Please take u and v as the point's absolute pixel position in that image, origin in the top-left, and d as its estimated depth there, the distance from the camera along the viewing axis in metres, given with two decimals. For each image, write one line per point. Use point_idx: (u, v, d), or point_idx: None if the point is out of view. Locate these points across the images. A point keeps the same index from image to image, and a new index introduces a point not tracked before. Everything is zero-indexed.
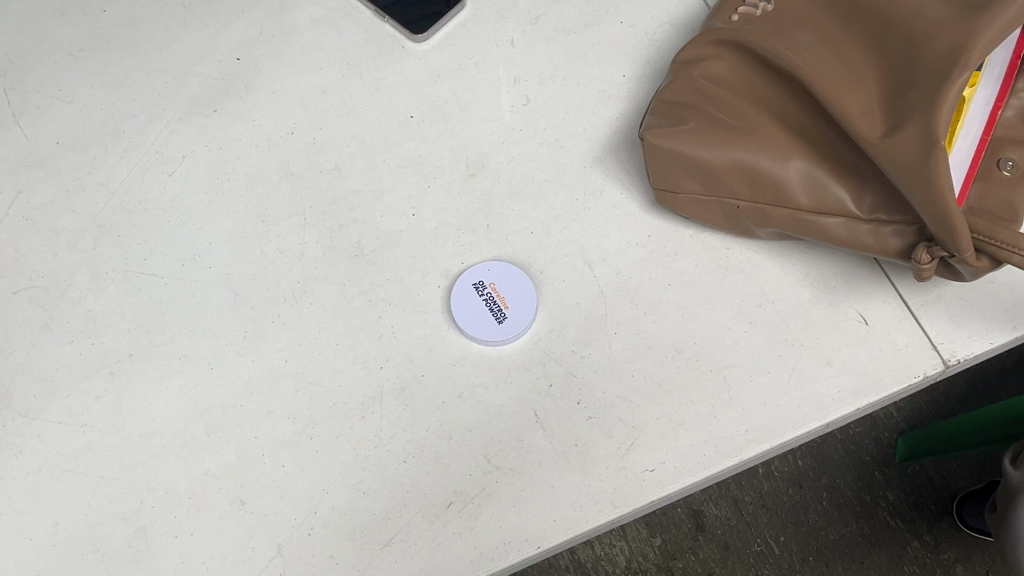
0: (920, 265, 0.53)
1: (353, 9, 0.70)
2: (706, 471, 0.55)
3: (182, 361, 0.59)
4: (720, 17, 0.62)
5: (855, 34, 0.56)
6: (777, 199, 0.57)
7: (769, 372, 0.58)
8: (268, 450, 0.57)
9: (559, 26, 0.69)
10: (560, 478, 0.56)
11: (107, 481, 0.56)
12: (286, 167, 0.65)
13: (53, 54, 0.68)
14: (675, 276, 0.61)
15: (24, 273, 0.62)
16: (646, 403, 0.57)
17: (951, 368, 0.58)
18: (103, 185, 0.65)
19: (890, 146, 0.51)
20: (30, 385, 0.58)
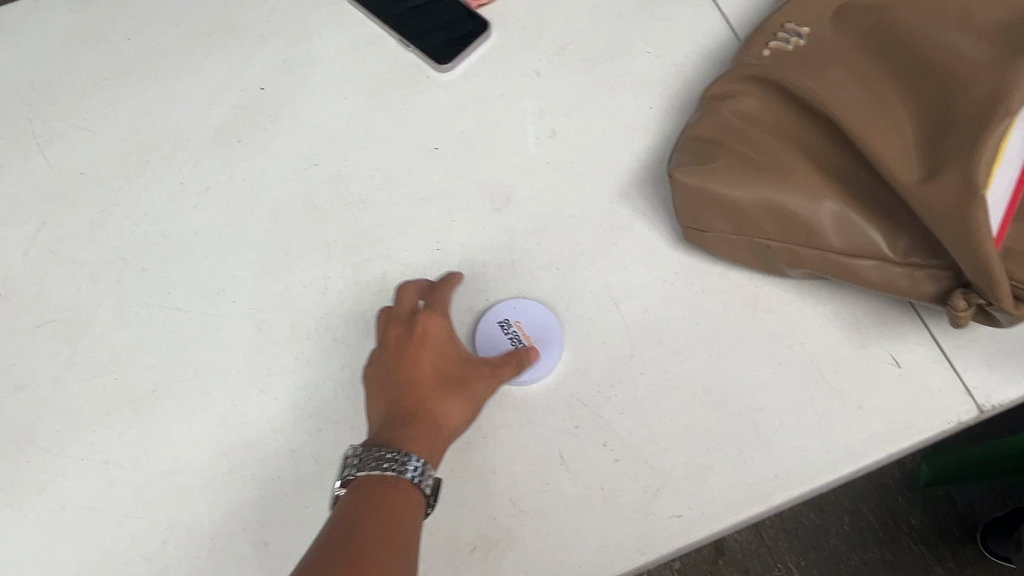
0: (957, 312, 0.52)
1: (378, 38, 0.70)
2: (734, 517, 0.55)
3: (205, 398, 0.59)
4: (751, 51, 0.61)
5: (890, 73, 0.55)
6: (808, 240, 0.56)
7: (799, 416, 0.57)
8: (291, 490, 0.56)
9: (585, 56, 0.69)
10: (585, 523, 0.55)
11: (131, 519, 0.56)
12: (310, 199, 0.65)
13: (78, 83, 0.68)
14: (702, 315, 0.60)
15: (48, 306, 0.62)
16: (673, 447, 0.56)
17: (985, 414, 0.57)
18: (128, 216, 0.64)
19: (926, 191, 0.50)
20: (54, 421, 0.58)
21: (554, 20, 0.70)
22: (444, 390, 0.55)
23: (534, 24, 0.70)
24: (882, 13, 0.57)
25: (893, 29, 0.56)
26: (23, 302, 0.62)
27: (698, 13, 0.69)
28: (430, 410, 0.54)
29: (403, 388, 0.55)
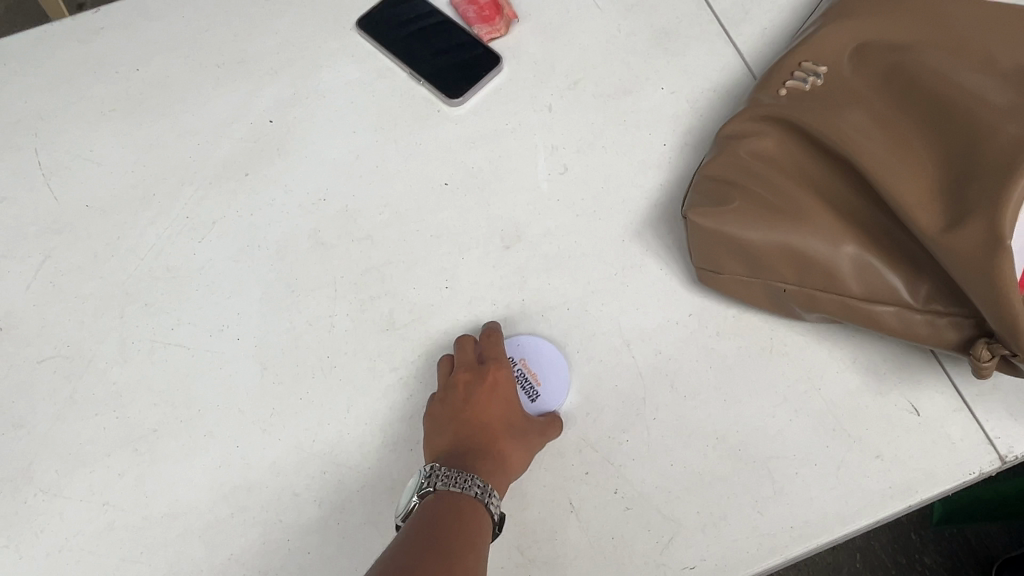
0: (980, 362, 0.50)
1: (389, 71, 0.69)
2: (749, 570, 0.53)
3: (208, 438, 0.57)
4: (768, 90, 0.60)
5: (910, 115, 0.54)
6: (826, 285, 0.54)
7: (815, 465, 0.55)
8: (294, 536, 0.55)
9: (598, 91, 0.68)
10: (595, 574, 0.53)
11: (129, 564, 0.54)
12: (317, 235, 0.64)
13: (85, 115, 0.68)
14: (717, 359, 0.58)
15: (49, 342, 0.61)
16: (686, 495, 0.55)
17: (1008, 465, 0.56)
18: (133, 251, 0.63)
19: (949, 239, 0.48)
20: (52, 461, 0.57)
21: (566, 55, 0.69)
22: (512, 436, 0.55)
23: (546, 58, 0.69)
24: (903, 56, 0.56)
25: (916, 71, 0.55)
26: (24, 337, 0.61)
27: (711, 50, 0.69)
28: (499, 451, 0.54)
29: (472, 426, 0.55)
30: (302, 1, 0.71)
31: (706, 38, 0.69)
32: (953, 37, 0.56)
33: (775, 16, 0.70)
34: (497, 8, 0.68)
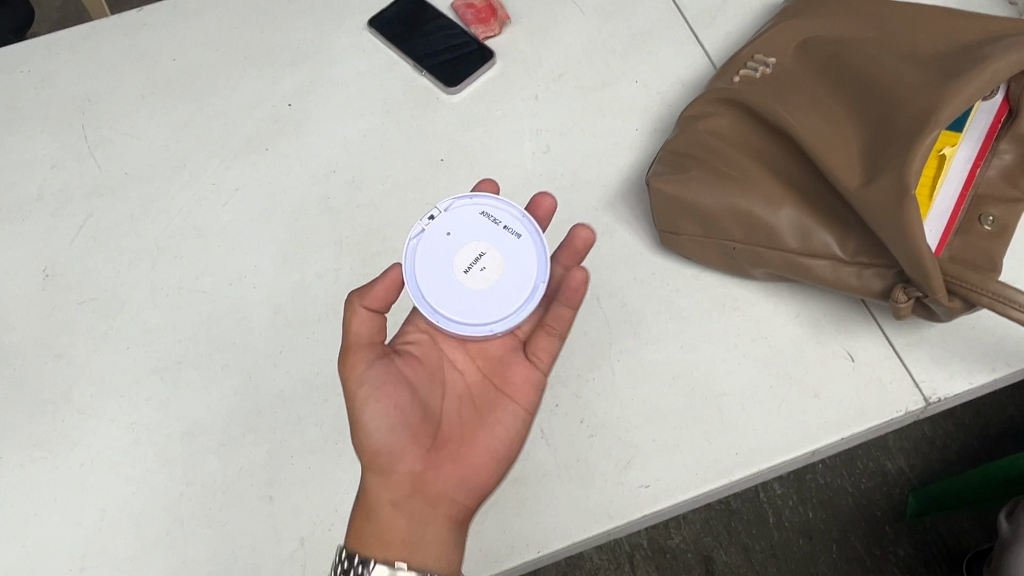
0: (897, 304, 0.58)
1: (395, 64, 0.78)
2: (697, 489, 0.60)
3: (225, 370, 0.65)
4: (724, 78, 0.69)
5: (842, 100, 0.63)
6: (768, 242, 0.62)
7: (759, 402, 0.62)
8: (298, 452, 0.62)
9: (579, 84, 0.77)
10: (561, 490, 0.60)
11: (152, 474, 0.62)
12: (327, 202, 0.72)
13: (127, 97, 0.77)
14: (675, 311, 0.66)
15: (89, 286, 0.69)
16: (644, 425, 0.62)
17: (932, 406, 0.62)
18: (164, 212, 0.72)
19: (868, 195, 0.57)
20: (88, 386, 0.65)
21: (553, 53, 0.78)
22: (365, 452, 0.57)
23: (535, 55, 0.78)
24: (837, 47, 0.65)
25: (849, 61, 0.64)
26: (67, 282, 0.69)
27: (682, 50, 0.77)
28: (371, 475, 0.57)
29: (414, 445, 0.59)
30: (321, 4, 0.80)
31: (677, 40, 0.78)
32: (880, 31, 0.65)
33: (740, 23, 0.79)
34: (492, 12, 0.78)
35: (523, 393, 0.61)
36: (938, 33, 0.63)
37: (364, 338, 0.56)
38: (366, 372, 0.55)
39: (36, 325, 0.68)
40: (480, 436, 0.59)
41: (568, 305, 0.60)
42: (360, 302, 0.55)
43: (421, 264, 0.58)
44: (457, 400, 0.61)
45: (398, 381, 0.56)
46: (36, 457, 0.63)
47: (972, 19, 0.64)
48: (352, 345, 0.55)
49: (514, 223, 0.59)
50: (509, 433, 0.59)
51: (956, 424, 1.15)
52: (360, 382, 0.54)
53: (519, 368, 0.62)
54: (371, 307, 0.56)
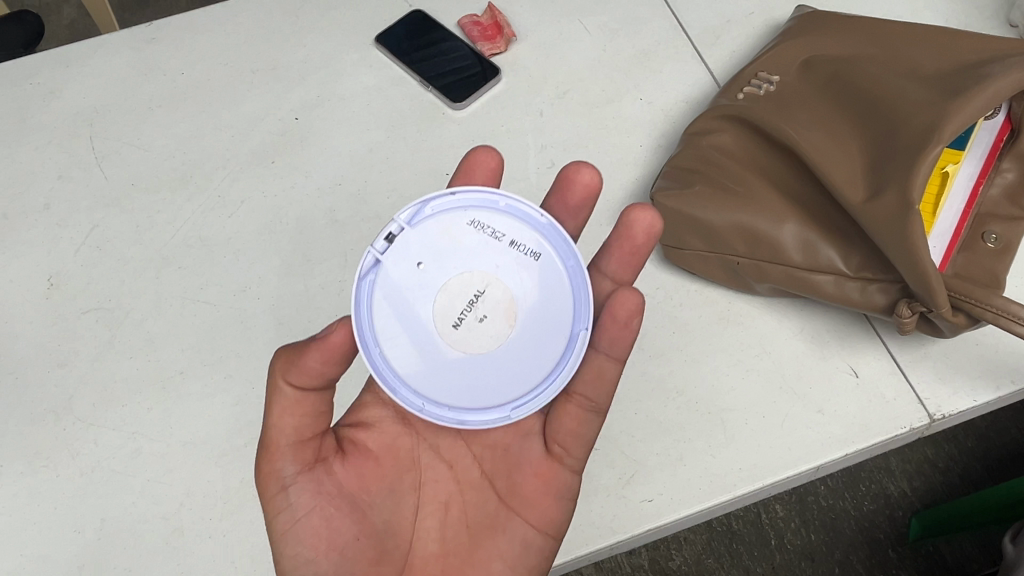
0: (902, 319, 0.58)
1: (402, 80, 0.79)
2: (700, 504, 0.59)
3: (227, 380, 0.65)
4: (727, 94, 0.69)
5: (846, 117, 0.64)
6: (772, 257, 0.63)
7: (763, 416, 0.62)
8: None
9: (584, 100, 0.77)
10: None
11: (153, 483, 0.62)
12: (333, 215, 0.73)
13: (135, 109, 0.77)
14: (679, 325, 0.66)
15: (94, 295, 0.69)
16: (646, 439, 0.62)
17: (936, 423, 0.62)
18: (170, 223, 0.72)
19: (871, 210, 0.57)
20: (91, 395, 0.65)
21: (558, 70, 0.79)
22: None
23: (540, 72, 0.79)
24: (840, 65, 0.66)
25: (852, 78, 0.65)
26: (72, 291, 0.69)
27: (685, 69, 0.78)
28: None
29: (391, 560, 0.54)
30: (329, 20, 0.81)
31: (681, 58, 0.79)
32: (883, 49, 0.66)
33: (743, 42, 0.80)
34: (498, 29, 0.79)
35: (528, 510, 0.56)
36: (940, 52, 0.64)
37: (286, 443, 0.50)
38: (284, 495, 0.50)
39: (40, 333, 0.68)
40: (463, 569, 0.54)
41: (611, 356, 0.56)
42: (281, 380, 0.50)
43: (393, 309, 0.49)
44: (441, 510, 0.56)
45: (330, 507, 0.51)
46: (37, 466, 0.63)
47: (975, 38, 0.64)
48: (272, 446, 0.50)
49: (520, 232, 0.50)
50: (502, 563, 0.55)
51: (959, 448, 1.15)
52: (281, 507, 0.50)
53: (531, 468, 0.57)
54: (290, 384, 0.50)
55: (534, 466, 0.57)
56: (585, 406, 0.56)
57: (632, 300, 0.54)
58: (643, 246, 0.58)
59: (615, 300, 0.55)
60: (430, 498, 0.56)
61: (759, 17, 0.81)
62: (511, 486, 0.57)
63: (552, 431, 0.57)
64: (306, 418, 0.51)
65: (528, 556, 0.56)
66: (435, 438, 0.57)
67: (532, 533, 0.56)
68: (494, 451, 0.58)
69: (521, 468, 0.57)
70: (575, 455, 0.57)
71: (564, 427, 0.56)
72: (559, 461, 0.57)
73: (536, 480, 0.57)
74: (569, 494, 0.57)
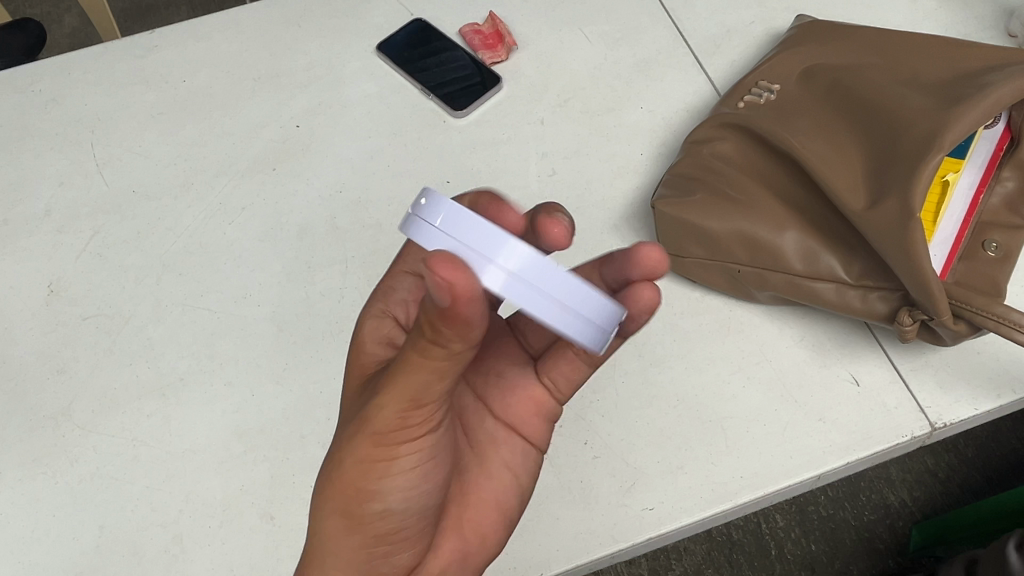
0: (903, 327, 0.58)
1: (403, 87, 0.79)
2: (701, 513, 0.59)
3: (227, 387, 0.65)
4: (728, 102, 0.69)
5: (848, 125, 0.64)
6: (773, 265, 0.63)
7: (765, 425, 0.62)
8: (299, 470, 0.62)
9: (585, 108, 0.77)
10: (564, 511, 0.60)
11: (151, 491, 0.62)
12: (333, 221, 0.73)
13: (137, 116, 0.77)
14: (680, 333, 0.65)
15: (94, 302, 0.69)
16: (648, 447, 0.61)
17: (938, 431, 0.62)
18: (170, 230, 0.72)
19: (873, 218, 0.57)
20: (90, 402, 0.65)
21: (559, 78, 0.79)
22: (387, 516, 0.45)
23: (541, 81, 0.79)
24: (841, 75, 0.66)
25: (853, 87, 0.65)
26: (72, 298, 0.69)
27: (686, 77, 0.78)
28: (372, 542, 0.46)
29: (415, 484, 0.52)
30: (331, 28, 0.82)
31: (681, 67, 0.79)
32: (883, 58, 0.66)
33: (744, 52, 0.80)
34: (499, 38, 0.80)
35: (533, 433, 0.54)
36: (941, 62, 0.64)
37: (435, 396, 0.40)
38: (428, 437, 0.43)
39: (40, 340, 0.67)
40: (482, 482, 0.54)
41: (593, 357, 0.53)
42: (456, 346, 0.37)
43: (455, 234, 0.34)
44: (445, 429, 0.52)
45: (440, 444, 0.45)
46: (35, 473, 0.62)
47: (976, 49, 0.65)
48: (420, 398, 0.40)
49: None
50: (513, 476, 0.53)
51: (960, 458, 1.14)
52: (413, 448, 0.43)
53: None
54: (462, 351, 0.37)
55: (530, 392, 0.54)
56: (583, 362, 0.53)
57: (633, 319, 0.52)
58: (606, 358, 0.53)
59: (617, 313, 0.52)
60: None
61: (759, 27, 0.81)
62: (505, 405, 0.54)
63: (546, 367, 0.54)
64: None
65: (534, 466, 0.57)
66: None
67: (536, 451, 0.55)
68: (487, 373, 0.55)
69: (515, 391, 0.54)
70: (565, 394, 0.55)
71: (559, 368, 0.53)
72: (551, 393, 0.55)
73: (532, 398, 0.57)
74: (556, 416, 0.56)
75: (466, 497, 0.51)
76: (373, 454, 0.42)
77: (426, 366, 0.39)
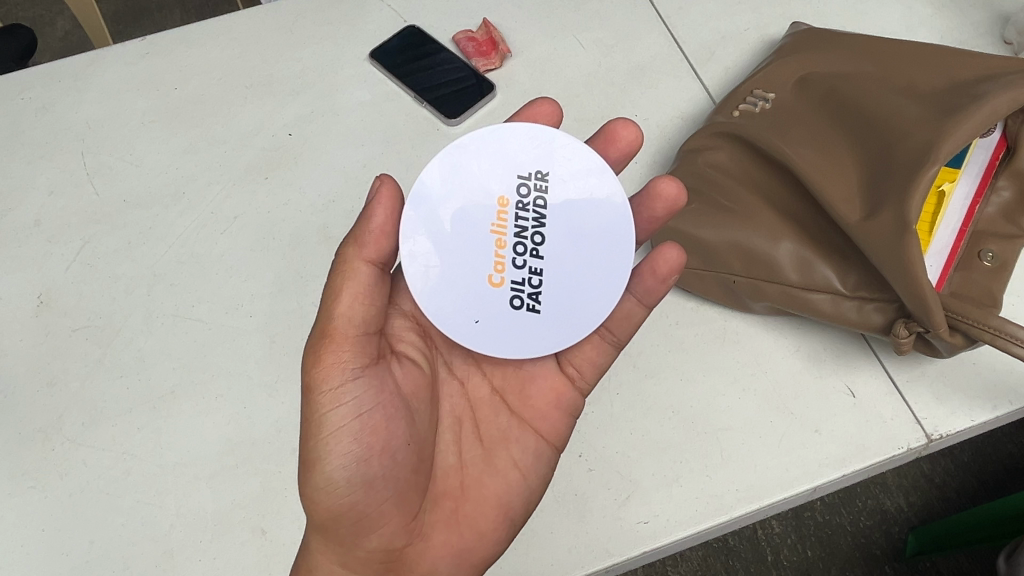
0: (898, 339, 0.58)
1: (396, 95, 0.78)
2: (696, 526, 0.59)
3: (219, 400, 0.65)
4: (723, 111, 0.69)
5: (843, 135, 0.64)
6: (768, 275, 0.63)
7: (760, 436, 0.62)
8: (291, 483, 0.61)
9: (579, 116, 0.77)
10: (559, 524, 0.59)
11: (142, 504, 0.61)
12: (326, 231, 0.72)
13: (128, 124, 0.77)
14: (675, 343, 0.65)
15: (84, 313, 0.68)
16: (643, 459, 0.61)
17: (934, 443, 0.62)
18: (162, 239, 0.72)
19: (868, 229, 0.57)
20: (80, 415, 0.64)
21: (554, 85, 0.78)
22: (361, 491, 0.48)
23: (535, 88, 0.78)
24: (836, 83, 0.66)
25: (848, 96, 0.64)
26: (62, 309, 0.69)
27: (681, 84, 0.78)
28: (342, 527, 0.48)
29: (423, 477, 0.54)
30: (324, 35, 0.81)
31: (676, 74, 0.79)
32: (879, 65, 0.65)
33: (739, 59, 0.80)
34: (493, 45, 0.79)
35: (542, 423, 0.57)
36: (938, 70, 0.64)
37: (352, 332, 0.47)
38: (349, 389, 0.47)
39: (30, 352, 0.67)
40: (481, 481, 0.55)
41: (641, 299, 0.58)
42: (358, 254, 0.48)
43: (493, 134, 0.55)
44: (456, 425, 0.56)
45: (388, 407, 0.48)
46: (24, 486, 0.62)
47: (973, 57, 0.64)
48: (335, 333, 0.47)
49: (491, 308, 0.55)
50: (519, 474, 0.55)
51: (956, 463, 1.14)
52: (338, 403, 0.46)
53: (546, 383, 0.58)
54: (374, 261, 0.48)
55: (549, 381, 0.58)
56: (608, 339, 0.59)
57: (675, 258, 0.57)
58: (664, 214, 0.61)
59: (659, 252, 0.58)
60: (446, 414, 0.56)
61: (754, 34, 0.81)
62: (523, 399, 0.58)
63: (566, 351, 0.59)
64: (369, 307, 0.48)
65: (540, 466, 0.56)
66: (449, 356, 0.58)
67: (548, 449, 0.57)
68: (506, 369, 0.58)
69: (535, 382, 0.58)
70: (588, 379, 0.59)
71: (582, 352, 0.59)
72: (572, 382, 0.59)
73: (549, 393, 0.58)
74: (575, 412, 0.58)
75: (465, 491, 0.54)
76: (312, 413, 0.47)
77: (344, 291, 0.47)
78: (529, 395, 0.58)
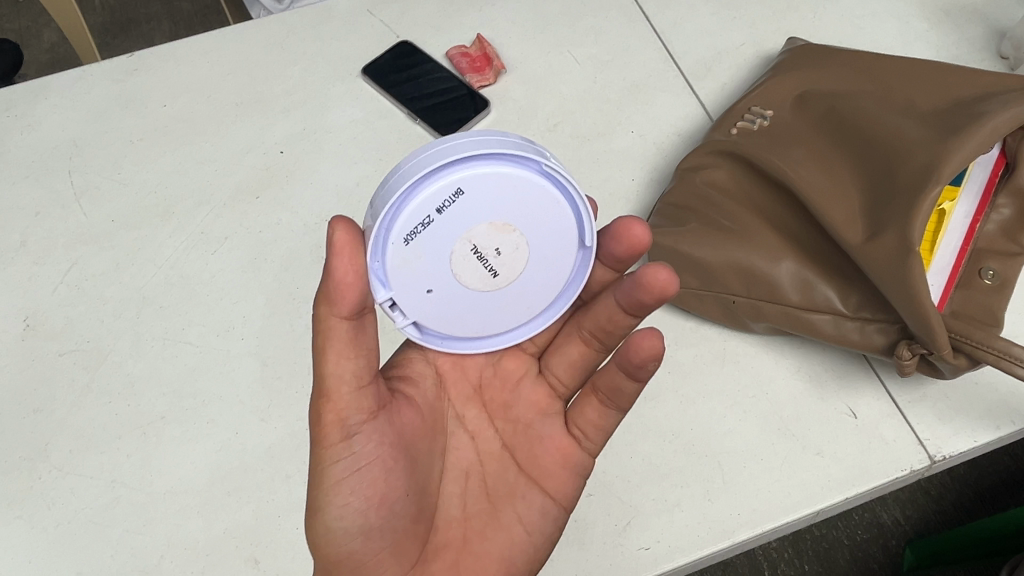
0: (902, 360, 0.57)
1: (389, 112, 0.77)
2: (697, 552, 0.58)
3: (209, 426, 0.63)
4: (721, 129, 0.68)
5: (843, 154, 0.63)
6: (769, 296, 0.62)
7: (762, 460, 0.60)
8: (285, 511, 0.60)
9: (575, 132, 0.76)
10: (558, 552, 0.58)
11: (131, 534, 0.60)
12: (318, 251, 0.71)
13: (115, 143, 0.75)
14: (674, 364, 0.64)
15: (72, 336, 0.67)
16: (643, 484, 0.60)
17: (937, 464, 0.61)
18: (151, 260, 0.70)
19: (871, 250, 0.57)
20: (68, 442, 0.63)
21: (549, 102, 0.78)
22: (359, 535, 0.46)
23: (530, 105, 0.77)
24: (834, 102, 0.65)
25: (847, 115, 0.64)
26: (49, 333, 0.67)
27: (676, 101, 0.77)
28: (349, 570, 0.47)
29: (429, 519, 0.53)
30: (315, 52, 0.80)
31: (672, 90, 0.78)
32: (877, 84, 0.65)
33: (734, 74, 0.79)
34: (488, 61, 0.78)
35: (549, 481, 0.54)
36: (937, 88, 0.63)
37: (348, 391, 0.44)
38: (349, 445, 0.44)
39: (16, 377, 0.65)
40: (485, 534, 0.52)
41: (623, 369, 0.52)
42: (332, 314, 0.43)
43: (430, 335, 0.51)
44: (463, 477, 0.53)
45: (391, 458, 0.46)
46: (10, 516, 0.60)
47: (971, 74, 0.64)
48: (330, 394, 0.44)
49: (438, 233, 0.45)
50: (523, 529, 0.53)
51: (953, 476, 1.13)
52: (340, 458, 0.44)
53: (553, 444, 0.55)
54: (349, 317, 0.43)
55: (555, 441, 0.55)
56: (606, 402, 0.55)
57: (656, 346, 0.50)
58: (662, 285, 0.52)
59: (641, 335, 0.51)
60: (453, 466, 0.53)
61: (750, 49, 0.80)
62: (531, 456, 0.54)
63: (571, 414, 0.56)
64: (363, 359, 0.44)
65: (545, 524, 0.54)
66: (461, 408, 0.54)
67: (554, 506, 0.54)
68: (515, 425, 0.55)
69: (542, 441, 0.55)
70: (568, 384, 0.57)
71: (583, 414, 0.55)
72: (577, 442, 0.55)
73: (555, 453, 0.55)
74: (583, 472, 0.56)
75: (467, 543, 0.52)
76: (317, 463, 0.45)
77: (327, 351, 0.43)
78: (537, 450, 0.55)
